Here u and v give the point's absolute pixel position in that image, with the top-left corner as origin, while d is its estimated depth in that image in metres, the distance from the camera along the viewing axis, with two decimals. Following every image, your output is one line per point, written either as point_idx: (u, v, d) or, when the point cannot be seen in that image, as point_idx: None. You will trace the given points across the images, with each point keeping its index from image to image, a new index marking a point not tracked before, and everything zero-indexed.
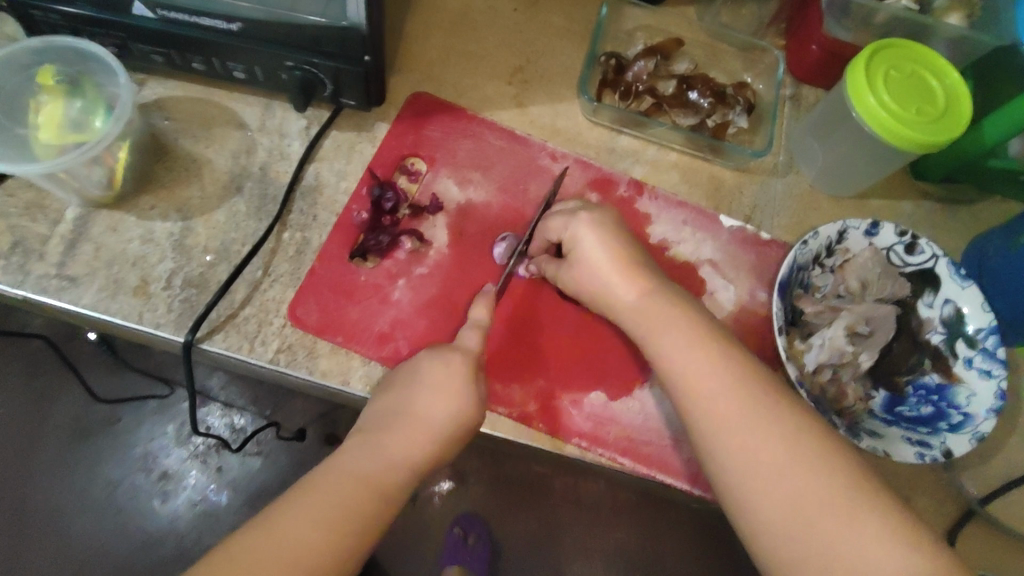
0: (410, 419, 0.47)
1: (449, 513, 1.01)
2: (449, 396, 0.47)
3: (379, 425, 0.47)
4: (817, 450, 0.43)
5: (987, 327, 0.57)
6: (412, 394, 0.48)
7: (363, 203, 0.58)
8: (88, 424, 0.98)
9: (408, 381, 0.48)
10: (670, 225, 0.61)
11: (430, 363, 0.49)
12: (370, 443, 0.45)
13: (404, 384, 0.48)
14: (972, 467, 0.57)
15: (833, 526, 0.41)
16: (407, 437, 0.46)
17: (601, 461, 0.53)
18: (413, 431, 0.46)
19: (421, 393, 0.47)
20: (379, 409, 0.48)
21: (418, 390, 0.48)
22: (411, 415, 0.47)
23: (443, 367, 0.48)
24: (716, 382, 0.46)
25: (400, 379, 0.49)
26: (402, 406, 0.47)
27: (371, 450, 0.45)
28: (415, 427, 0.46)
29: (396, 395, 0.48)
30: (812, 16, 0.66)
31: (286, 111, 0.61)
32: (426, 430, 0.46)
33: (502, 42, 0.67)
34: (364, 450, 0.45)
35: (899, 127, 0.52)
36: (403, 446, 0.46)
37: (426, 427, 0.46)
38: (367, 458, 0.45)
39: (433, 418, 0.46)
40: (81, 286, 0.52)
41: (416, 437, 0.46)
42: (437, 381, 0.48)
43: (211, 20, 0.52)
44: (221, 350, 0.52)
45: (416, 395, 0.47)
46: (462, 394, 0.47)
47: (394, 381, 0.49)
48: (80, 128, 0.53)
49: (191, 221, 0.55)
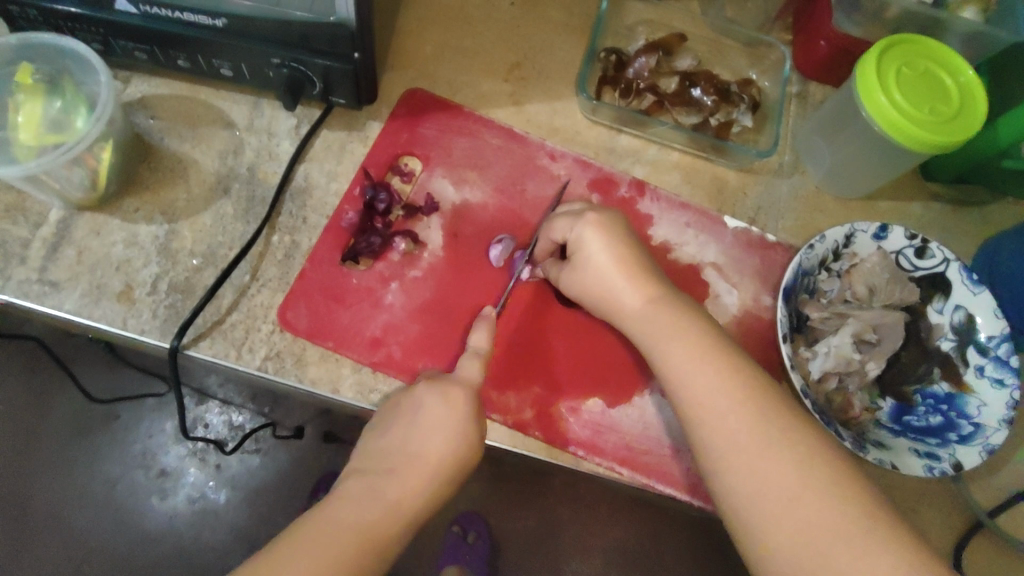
0: (402, 444, 0.45)
1: (448, 512, 0.99)
2: (452, 415, 0.46)
3: (369, 468, 0.45)
4: (829, 472, 0.42)
5: (999, 335, 0.55)
6: (401, 432, 0.46)
7: (354, 203, 0.56)
8: (84, 423, 0.97)
9: (405, 404, 0.47)
10: (671, 227, 0.59)
11: (416, 395, 0.47)
12: (359, 489, 0.44)
13: (390, 419, 0.47)
14: (980, 479, 0.55)
15: (848, 558, 0.39)
16: (398, 482, 0.44)
17: (599, 471, 0.52)
18: (406, 475, 0.44)
19: (414, 434, 0.45)
20: (372, 445, 0.46)
21: (412, 430, 0.46)
22: (402, 456, 0.45)
23: (438, 403, 0.46)
24: (723, 400, 0.44)
25: (384, 417, 0.47)
26: (399, 439, 0.45)
27: (363, 495, 0.43)
28: (410, 470, 0.45)
29: (395, 418, 0.47)
30: (819, 11, 0.64)
31: (275, 110, 0.59)
32: (419, 474, 0.45)
33: (499, 37, 0.65)
34: (355, 496, 0.43)
35: (913, 128, 0.50)
36: (397, 492, 0.44)
37: (420, 469, 0.45)
38: (354, 501, 0.43)
39: (425, 447, 0.45)
40: (63, 292, 0.51)
41: (410, 482, 0.44)
42: (432, 420, 0.46)
43: (196, 15, 0.50)
44: (207, 357, 0.50)
45: (406, 435, 0.46)
46: (454, 432, 0.45)
47: (380, 418, 0.48)
48: (60, 129, 0.51)
49: (176, 224, 0.54)
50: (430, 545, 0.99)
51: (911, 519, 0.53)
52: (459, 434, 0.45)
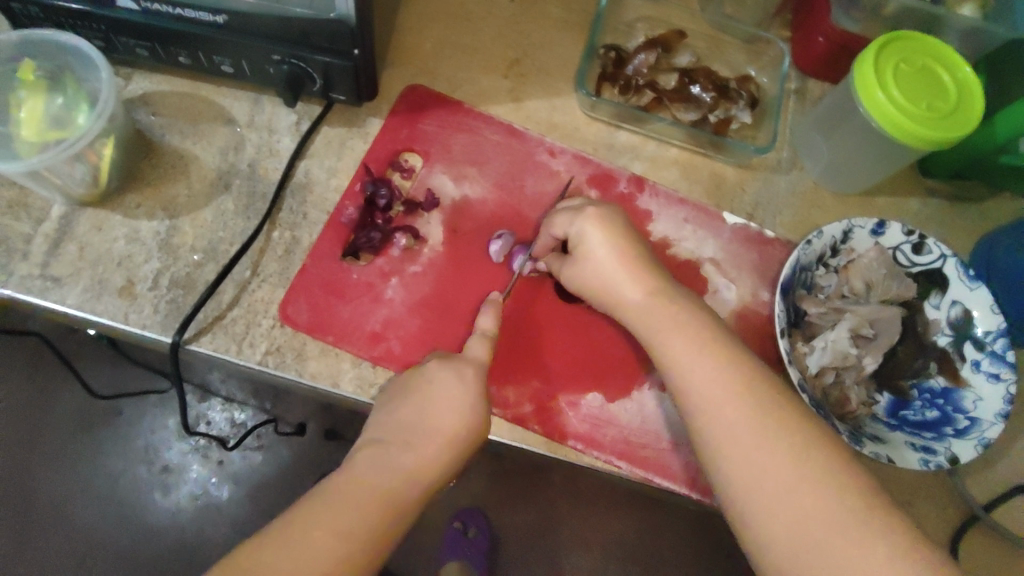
0: (404, 433, 0.45)
1: (448, 507, 1.00)
2: (455, 407, 0.46)
3: (383, 439, 0.45)
4: (826, 461, 0.42)
5: (996, 330, 0.55)
6: (415, 406, 0.46)
7: (355, 199, 0.57)
8: (86, 419, 0.97)
9: (410, 393, 0.47)
10: (670, 223, 0.60)
11: (430, 372, 0.47)
12: (373, 460, 0.44)
13: (395, 405, 0.46)
14: (976, 473, 0.56)
15: (846, 548, 0.39)
16: (413, 454, 0.44)
17: (598, 465, 0.52)
18: (420, 450, 0.45)
19: (429, 409, 0.46)
20: (385, 416, 0.46)
21: (426, 404, 0.46)
22: (417, 430, 0.45)
23: (453, 383, 0.47)
24: (722, 390, 0.45)
25: (396, 390, 0.47)
26: (402, 429, 0.45)
27: (377, 467, 0.43)
28: (424, 444, 0.45)
29: (400, 404, 0.46)
30: (817, 7, 0.64)
31: (275, 106, 0.59)
32: (432, 448, 0.45)
33: (498, 34, 0.65)
34: (369, 466, 0.43)
35: (917, 128, 0.50)
36: (412, 464, 0.44)
37: (435, 442, 0.45)
38: (369, 472, 0.43)
39: (438, 423, 0.45)
40: (65, 287, 0.51)
41: (424, 455, 0.44)
42: (447, 397, 0.46)
43: (197, 12, 0.50)
44: (208, 352, 0.51)
45: (419, 410, 0.46)
46: (468, 410, 0.46)
47: (392, 391, 0.48)
48: (62, 125, 0.52)
49: (177, 219, 0.54)
50: (431, 540, 0.99)
51: (908, 512, 0.53)
52: (472, 412, 0.46)
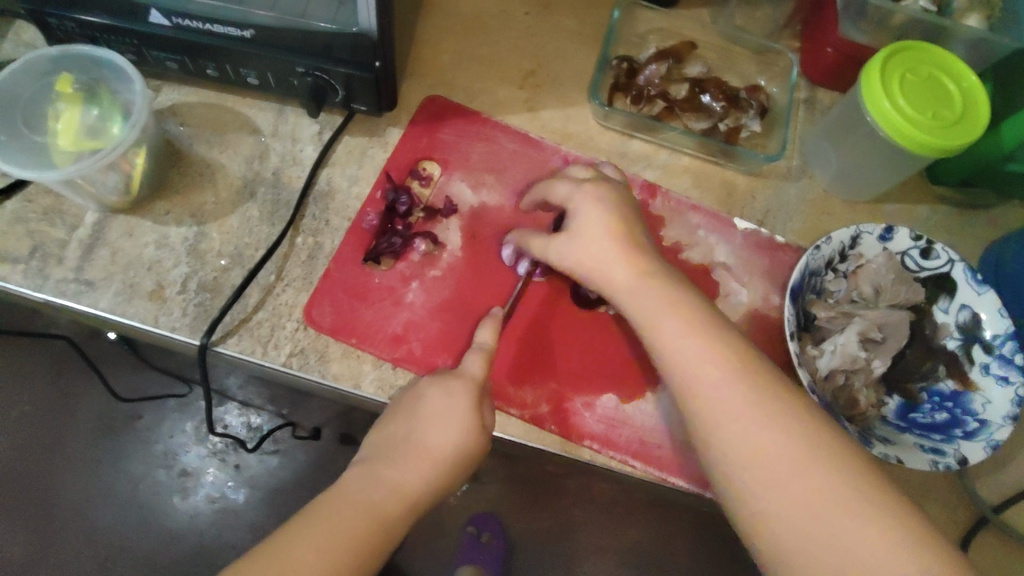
0: (403, 443, 0.46)
1: (463, 512, 1.02)
2: (459, 421, 0.47)
3: (381, 456, 0.46)
4: (820, 443, 0.43)
5: (1004, 333, 0.56)
6: (405, 421, 0.47)
7: (376, 206, 0.59)
8: (109, 423, 1.00)
9: (401, 410, 0.48)
10: (682, 228, 0.61)
11: (418, 390, 0.49)
12: (365, 476, 0.45)
13: (395, 413, 0.48)
14: (986, 475, 0.56)
15: (840, 522, 0.40)
16: (402, 468, 0.46)
17: (613, 464, 0.53)
18: (409, 463, 0.46)
19: (419, 428, 0.47)
20: (380, 435, 0.48)
21: (418, 421, 0.47)
22: (405, 445, 0.46)
23: (441, 397, 0.48)
24: (716, 369, 0.45)
25: (390, 409, 0.49)
26: (401, 436, 0.47)
27: (369, 482, 0.45)
28: (410, 460, 0.46)
29: (402, 423, 0.47)
30: (826, 19, 0.65)
31: (299, 117, 0.61)
32: (423, 464, 0.46)
33: (514, 46, 0.67)
34: (362, 481, 0.45)
35: (928, 138, 0.51)
36: (404, 478, 0.45)
37: (427, 459, 0.46)
38: (361, 487, 0.44)
39: (425, 441, 0.46)
40: (97, 291, 0.53)
41: (413, 474, 0.45)
42: (436, 411, 0.47)
43: (226, 27, 0.52)
44: (234, 353, 0.52)
45: (410, 426, 0.47)
46: (457, 430, 0.46)
47: (387, 412, 0.49)
48: (96, 135, 0.54)
49: (205, 226, 0.56)
50: (444, 544, 1.01)
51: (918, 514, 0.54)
52: (461, 427, 0.47)
